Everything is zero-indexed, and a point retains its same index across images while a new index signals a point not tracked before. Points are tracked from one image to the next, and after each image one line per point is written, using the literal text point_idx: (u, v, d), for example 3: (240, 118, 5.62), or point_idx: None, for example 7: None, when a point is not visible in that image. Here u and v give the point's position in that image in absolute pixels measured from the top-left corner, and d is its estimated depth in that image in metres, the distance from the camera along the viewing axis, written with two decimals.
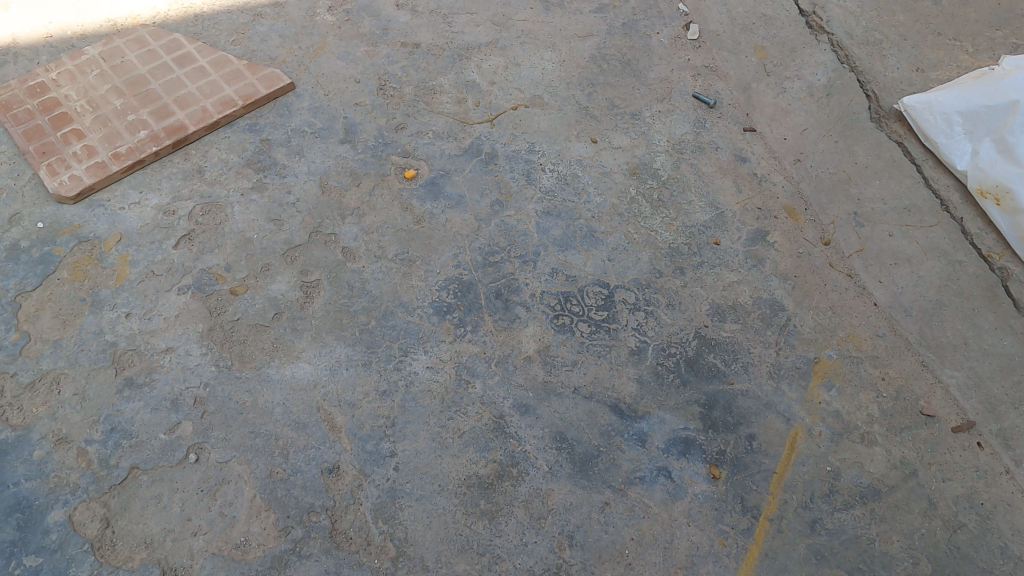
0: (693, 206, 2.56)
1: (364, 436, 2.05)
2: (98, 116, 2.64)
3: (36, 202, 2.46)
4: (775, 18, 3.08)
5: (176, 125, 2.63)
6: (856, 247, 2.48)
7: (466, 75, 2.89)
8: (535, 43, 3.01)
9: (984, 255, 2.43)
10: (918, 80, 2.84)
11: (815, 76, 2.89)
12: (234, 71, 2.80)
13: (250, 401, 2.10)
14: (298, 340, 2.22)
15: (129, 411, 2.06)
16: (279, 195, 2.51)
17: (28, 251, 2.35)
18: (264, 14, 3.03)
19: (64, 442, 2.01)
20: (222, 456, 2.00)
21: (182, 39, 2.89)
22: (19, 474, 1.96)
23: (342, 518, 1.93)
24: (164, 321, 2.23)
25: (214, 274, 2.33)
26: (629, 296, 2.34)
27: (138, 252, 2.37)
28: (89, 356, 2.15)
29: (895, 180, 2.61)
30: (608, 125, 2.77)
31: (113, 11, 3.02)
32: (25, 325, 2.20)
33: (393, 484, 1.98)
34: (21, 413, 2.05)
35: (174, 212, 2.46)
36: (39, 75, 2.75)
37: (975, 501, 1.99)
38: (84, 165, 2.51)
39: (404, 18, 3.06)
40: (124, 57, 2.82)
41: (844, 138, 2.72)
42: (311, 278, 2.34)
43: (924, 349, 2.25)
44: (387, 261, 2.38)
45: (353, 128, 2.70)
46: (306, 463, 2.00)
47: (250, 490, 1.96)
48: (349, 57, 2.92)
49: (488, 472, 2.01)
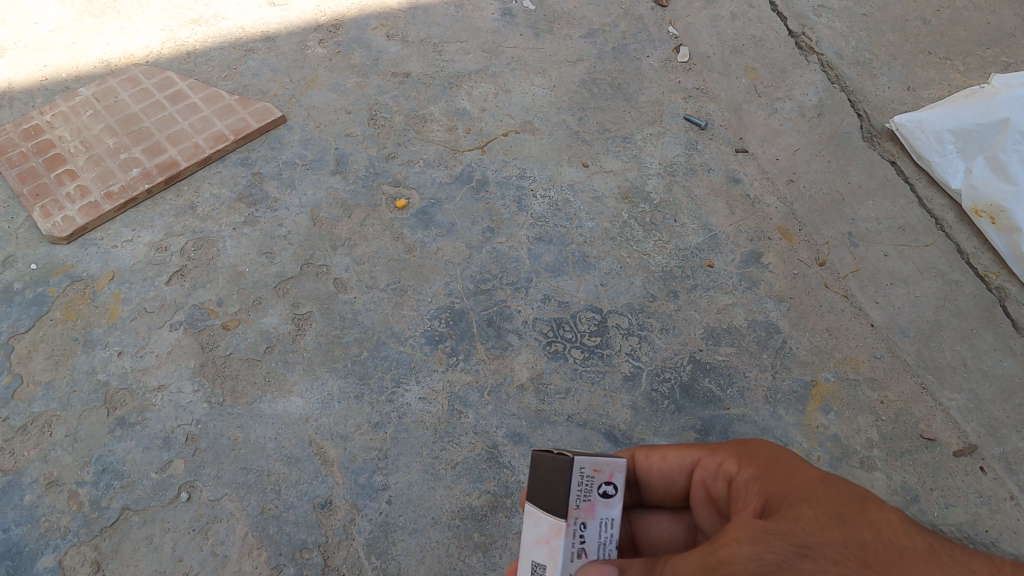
0: (686, 228, 2.55)
1: (356, 469, 2.03)
2: (91, 156, 2.67)
3: (30, 244, 2.47)
4: (765, 39, 3.07)
5: (168, 162, 2.64)
6: (851, 267, 2.45)
7: (456, 103, 2.90)
8: (525, 69, 3.02)
9: (981, 274, 2.40)
10: (909, 99, 2.83)
11: (806, 96, 2.88)
12: (226, 107, 2.81)
13: (242, 436, 2.08)
14: (290, 373, 2.20)
15: (121, 450, 2.05)
16: (270, 228, 2.51)
17: (22, 292, 2.35)
18: (255, 49, 3.05)
19: (55, 485, 2.00)
20: (213, 494, 1.98)
21: (174, 77, 2.91)
22: (10, 519, 1.94)
23: (335, 554, 1.90)
24: (156, 359, 2.22)
25: (206, 309, 2.32)
26: (622, 320, 2.32)
27: (131, 289, 2.37)
28: (81, 396, 2.14)
29: (889, 201, 2.58)
30: (598, 150, 2.76)
31: (108, 52, 3.04)
32: (18, 367, 2.20)
33: (386, 518, 1.96)
34: (14, 457, 2.04)
35: (166, 248, 2.46)
36: (34, 118, 2.78)
37: (979, 528, 1.94)
38: (78, 206, 2.52)
39: (394, 48, 3.07)
40: (117, 97, 2.85)
41: (837, 158, 2.70)
42: (303, 310, 2.33)
43: (922, 371, 2.22)
44: (379, 290, 2.38)
45: (344, 159, 2.71)
46: (298, 498, 1.98)
47: (242, 528, 1.94)
48: (340, 88, 2.93)
49: (482, 503, 1.98)
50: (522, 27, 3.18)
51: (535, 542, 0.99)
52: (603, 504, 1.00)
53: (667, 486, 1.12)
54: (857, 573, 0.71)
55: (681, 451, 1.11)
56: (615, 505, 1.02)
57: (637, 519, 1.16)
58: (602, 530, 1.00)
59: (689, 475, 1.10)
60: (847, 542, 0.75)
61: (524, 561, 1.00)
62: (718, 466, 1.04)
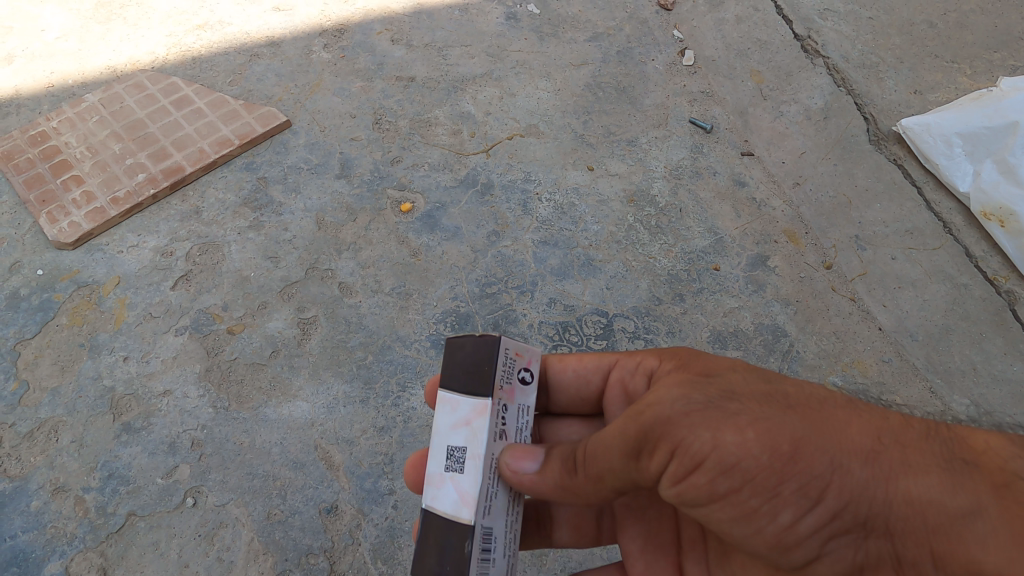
0: (691, 231, 2.54)
1: (362, 474, 2.03)
2: (97, 162, 2.67)
3: (36, 250, 2.47)
4: (770, 43, 3.06)
5: (174, 167, 2.64)
6: (859, 271, 2.44)
7: (461, 107, 2.90)
8: (530, 73, 3.02)
9: (990, 278, 2.40)
10: (916, 102, 2.82)
11: (812, 99, 2.87)
12: (231, 112, 2.81)
13: (248, 441, 2.08)
14: (295, 378, 2.19)
15: (127, 456, 2.05)
16: (275, 233, 2.51)
17: (29, 298, 2.36)
18: (260, 55, 3.05)
19: (61, 491, 1.99)
20: (219, 500, 1.98)
21: (179, 82, 2.92)
22: (16, 525, 1.94)
23: (341, 559, 1.90)
24: (162, 364, 2.22)
25: (211, 313, 2.32)
26: (628, 324, 2.31)
27: (137, 295, 2.36)
28: (87, 402, 2.14)
29: (896, 204, 2.58)
30: (603, 153, 2.76)
31: (113, 59, 3.03)
32: (24, 373, 2.20)
33: (392, 523, 1.96)
34: (20, 463, 2.04)
35: (172, 253, 2.46)
36: (40, 124, 2.78)
37: None
38: (84, 211, 2.52)
39: (399, 53, 3.07)
40: (123, 102, 2.85)
41: (843, 161, 2.69)
42: (308, 315, 2.32)
43: (931, 375, 2.21)
44: (385, 295, 2.37)
45: (349, 163, 2.70)
46: (304, 503, 1.98)
47: (247, 534, 1.93)
48: (345, 93, 2.93)
49: None
50: (526, 31, 3.18)
51: (453, 421, 1.16)
52: (518, 389, 1.22)
53: (582, 385, 1.51)
54: (783, 408, 1.02)
55: (597, 358, 1.49)
56: (524, 393, 1.24)
57: (549, 424, 1.56)
58: (515, 411, 1.21)
59: (602, 375, 1.50)
60: (755, 398, 1.03)
61: (440, 444, 1.16)
62: (636, 365, 1.42)
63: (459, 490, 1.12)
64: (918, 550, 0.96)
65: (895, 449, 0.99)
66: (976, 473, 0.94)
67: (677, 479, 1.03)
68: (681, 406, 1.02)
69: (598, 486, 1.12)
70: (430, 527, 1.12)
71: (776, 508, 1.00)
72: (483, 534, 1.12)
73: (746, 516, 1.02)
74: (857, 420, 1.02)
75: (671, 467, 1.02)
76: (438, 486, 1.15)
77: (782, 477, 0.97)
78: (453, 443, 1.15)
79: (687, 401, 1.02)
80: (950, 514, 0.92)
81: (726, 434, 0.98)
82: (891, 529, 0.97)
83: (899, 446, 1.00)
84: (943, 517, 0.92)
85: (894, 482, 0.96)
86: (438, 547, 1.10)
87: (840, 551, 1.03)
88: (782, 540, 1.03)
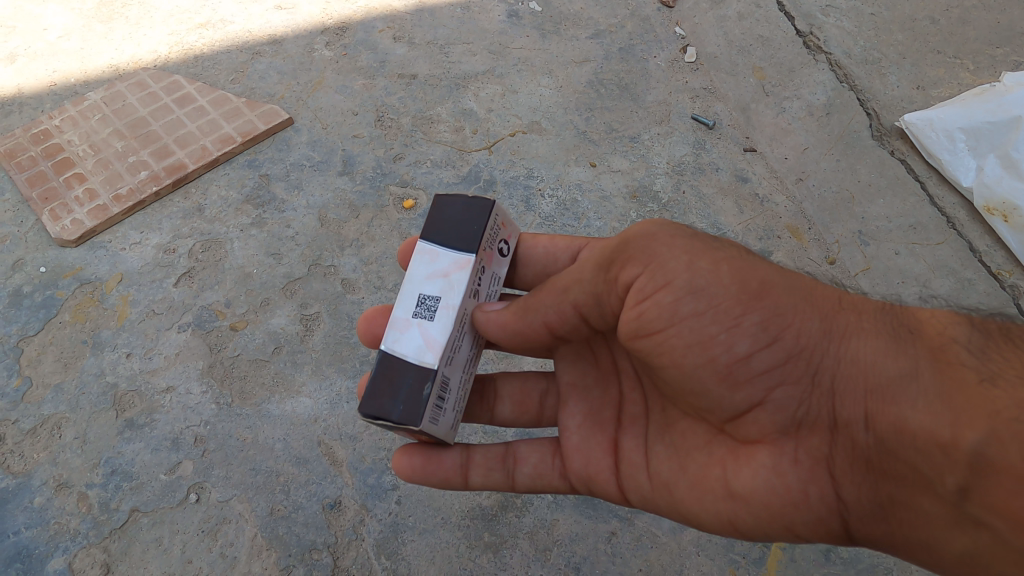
0: (694, 227, 2.54)
1: (365, 470, 2.03)
2: (100, 159, 2.67)
3: (39, 248, 2.47)
4: (773, 39, 3.05)
5: (176, 165, 2.64)
6: (862, 266, 2.44)
7: (463, 104, 2.89)
8: (532, 70, 3.01)
9: (994, 273, 2.41)
10: (919, 98, 2.83)
11: (814, 95, 2.86)
12: (233, 109, 2.81)
13: (251, 437, 2.08)
14: (298, 374, 2.19)
15: (130, 452, 2.05)
16: (278, 230, 2.51)
17: (31, 295, 2.35)
18: (262, 53, 3.05)
19: (64, 487, 1.99)
20: (222, 496, 1.98)
21: (182, 80, 2.92)
22: (20, 522, 1.94)
23: (345, 554, 1.90)
24: (164, 360, 2.21)
25: (214, 310, 2.32)
26: None
27: (139, 292, 2.36)
28: (90, 399, 2.14)
29: (899, 199, 2.58)
30: (606, 149, 2.76)
31: (115, 57, 3.03)
32: (27, 370, 2.20)
33: (396, 518, 1.96)
34: (23, 460, 2.04)
35: (174, 250, 2.46)
36: (43, 122, 2.78)
37: None
38: (87, 209, 2.52)
39: (401, 50, 3.07)
40: (125, 100, 2.85)
41: (846, 156, 2.69)
42: (311, 311, 2.32)
43: None
44: (388, 291, 2.37)
45: (351, 160, 2.70)
46: (307, 499, 1.98)
47: (251, 529, 1.93)
48: (347, 90, 2.93)
49: (492, 503, 1.98)
50: (528, 29, 3.17)
51: (425, 277, 1.37)
52: (481, 262, 1.42)
53: (549, 262, 1.68)
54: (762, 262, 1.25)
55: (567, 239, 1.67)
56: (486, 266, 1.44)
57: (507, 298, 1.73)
58: (478, 283, 1.41)
59: (571, 255, 1.67)
60: (735, 250, 1.27)
61: (411, 292, 1.36)
62: None
63: (424, 336, 1.31)
64: (853, 408, 1.12)
65: (855, 312, 1.21)
66: (915, 341, 1.11)
67: (640, 294, 1.24)
68: (673, 241, 1.25)
69: (558, 303, 1.40)
70: (391, 361, 1.29)
71: (732, 336, 1.16)
72: (438, 378, 1.29)
73: (701, 343, 1.18)
74: (825, 287, 1.26)
75: (639, 284, 1.24)
76: (402, 330, 1.32)
77: (746, 309, 1.17)
78: (421, 296, 1.35)
79: (673, 236, 1.26)
80: (887, 377, 1.09)
81: (701, 262, 1.21)
82: (833, 386, 1.15)
83: (859, 311, 1.21)
84: (881, 379, 1.10)
85: (848, 339, 1.16)
86: (395, 383, 1.27)
87: (783, 402, 1.17)
88: (730, 375, 1.18)
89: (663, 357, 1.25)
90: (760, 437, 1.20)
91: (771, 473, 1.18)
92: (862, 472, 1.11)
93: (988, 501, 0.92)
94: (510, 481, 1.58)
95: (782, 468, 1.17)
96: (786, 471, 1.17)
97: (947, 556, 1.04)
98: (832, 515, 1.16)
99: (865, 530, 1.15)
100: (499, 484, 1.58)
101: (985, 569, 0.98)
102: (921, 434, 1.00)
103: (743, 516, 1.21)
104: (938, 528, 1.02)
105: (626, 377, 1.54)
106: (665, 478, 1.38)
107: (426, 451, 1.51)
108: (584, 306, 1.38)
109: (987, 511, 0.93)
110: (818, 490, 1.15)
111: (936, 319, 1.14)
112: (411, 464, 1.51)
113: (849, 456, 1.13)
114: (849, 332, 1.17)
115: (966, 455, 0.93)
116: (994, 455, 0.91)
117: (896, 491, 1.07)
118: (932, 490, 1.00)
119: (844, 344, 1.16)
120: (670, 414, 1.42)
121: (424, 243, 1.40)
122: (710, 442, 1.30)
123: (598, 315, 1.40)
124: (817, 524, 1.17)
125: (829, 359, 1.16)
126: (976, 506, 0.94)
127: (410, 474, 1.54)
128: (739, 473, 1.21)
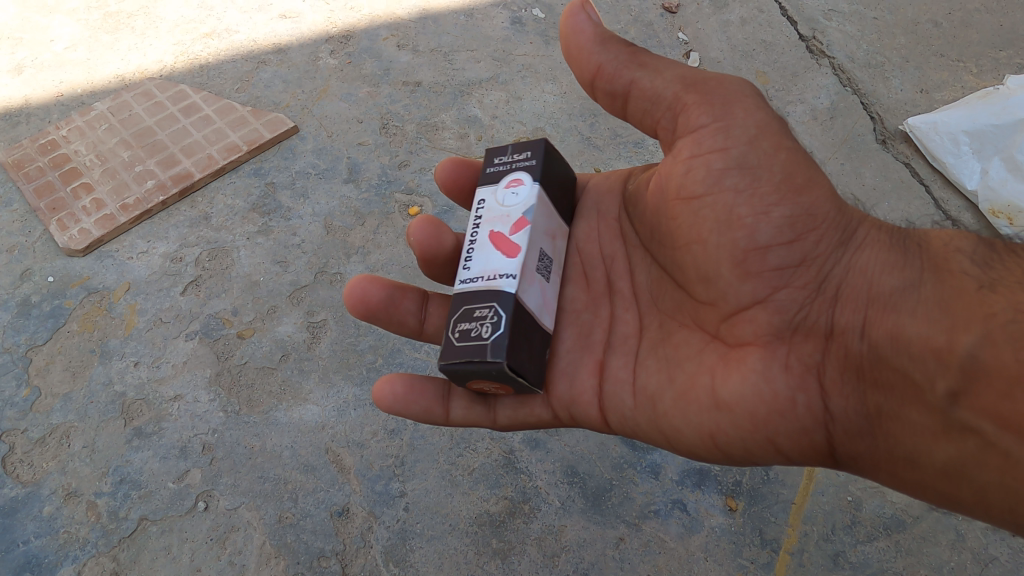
0: None
1: (373, 477, 2.03)
2: (107, 169, 2.69)
3: (47, 257, 2.48)
4: (776, 44, 3.04)
5: (183, 174, 2.66)
6: None
7: (468, 110, 2.90)
8: (536, 77, 3.02)
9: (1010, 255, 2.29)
10: (922, 101, 2.84)
11: (818, 99, 2.86)
12: (239, 118, 2.83)
13: (258, 445, 2.08)
14: (305, 381, 2.20)
15: (138, 461, 2.05)
16: (284, 238, 2.52)
17: (40, 305, 2.36)
18: (268, 61, 3.06)
19: (73, 496, 2.00)
20: (230, 504, 1.98)
21: (188, 90, 2.93)
22: (29, 531, 1.95)
23: (353, 562, 1.91)
24: (172, 368, 2.22)
25: (221, 318, 2.33)
26: None
27: (147, 300, 2.37)
28: (99, 408, 2.14)
29: (904, 203, 2.58)
30: (611, 155, 2.78)
31: (122, 67, 3.04)
32: (36, 380, 2.21)
33: (404, 525, 1.96)
34: (32, 469, 2.05)
35: (181, 259, 2.47)
36: (50, 133, 2.80)
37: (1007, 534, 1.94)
38: (94, 219, 2.54)
39: (405, 58, 3.08)
40: (132, 110, 2.87)
41: (850, 160, 2.69)
42: (317, 318, 2.33)
43: None
44: None
45: (357, 167, 2.71)
46: (315, 506, 1.98)
47: (259, 537, 1.94)
48: (352, 98, 2.94)
49: (499, 509, 1.98)
50: (532, 35, 3.18)
51: (541, 231, 1.50)
52: None
53: None
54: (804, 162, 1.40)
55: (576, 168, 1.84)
56: None
57: None
58: None
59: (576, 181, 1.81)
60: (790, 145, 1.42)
61: (536, 244, 1.48)
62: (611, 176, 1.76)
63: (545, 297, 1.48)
64: (852, 316, 1.30)
65: (870, 227, 1.38)
66: (919, 256, 1.30)
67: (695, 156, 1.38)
68: (751, 108, 1.39)
69: (627, 67, 1.46)
70: (529, 312, 1.41)
71: (758, 223, 1.33)
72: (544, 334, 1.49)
73: (729, 222, 1.34)
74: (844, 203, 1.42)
75: (703, 134, 1.38)
76: (530, 282, 1.44)
77: (781, 199, 1.33)
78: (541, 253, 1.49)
79: (748, 98, 1.40)
80: (889, 289, 1.28)
81: (764, 144, 1.36)
82: (837, 295, 1.33)
83: (874, 226, 1.39)
84: (885, 289, 1.29)
85: (862, 250, 1.34)
86: (529, 336, 1.40)
87: (784, 304, 1.34)
88: (746, 262, 1.34)
89: (691, 232, 1.40)
90: (753, 339, 1.33)
91: (761, 379, 1.30)
92: (853, 381, 1.27)
93: (977, 405, 1.10)
94: (492, 415, 1.56)
95: (772, 374, 1.30)
96: (776, 377, 1.30)
97: (929, 470, 1.18)
98: (819, 426, 1.29)
99: (845, 444, 1.29)
100: (482, 420, 1.58)
101: (965, 477, 1.13)
102: (917, 340, 1.19)
103: (725, 426, 1.33)
104: (924, 438, 1.17)
105: (620, 300, 1.60)
106: (652, 389, 1.45)
107: (408, 380, 1.58)
108: (640, 91, 1.47)
109: (978, 414, 1.10)
110: (805, 398, 1.29)
111: (941, 237, 1.33)
112: (393, 391, 1.58)
113: (840, 364, 1.29)
114: (863, 244, 1.35)
115: (960, 358, 1.12)
116: (987, 358, 1.10)
117: (885, 401, 1.23)
118: (923, 398, 1.16)
119: (855, 254, 1.35)
120: (667, 329, 1.49)
121: (540, 197, 1.52)
122: (703, 351, 1.41)
123: (643, 109, 1.50)
124: (801, 435, 1.30)
125: (839, 269, 1.34)
126: (966, 410, 1.11)
127: (393, 404, 1.59)
128: (728, 378, 1.33)
